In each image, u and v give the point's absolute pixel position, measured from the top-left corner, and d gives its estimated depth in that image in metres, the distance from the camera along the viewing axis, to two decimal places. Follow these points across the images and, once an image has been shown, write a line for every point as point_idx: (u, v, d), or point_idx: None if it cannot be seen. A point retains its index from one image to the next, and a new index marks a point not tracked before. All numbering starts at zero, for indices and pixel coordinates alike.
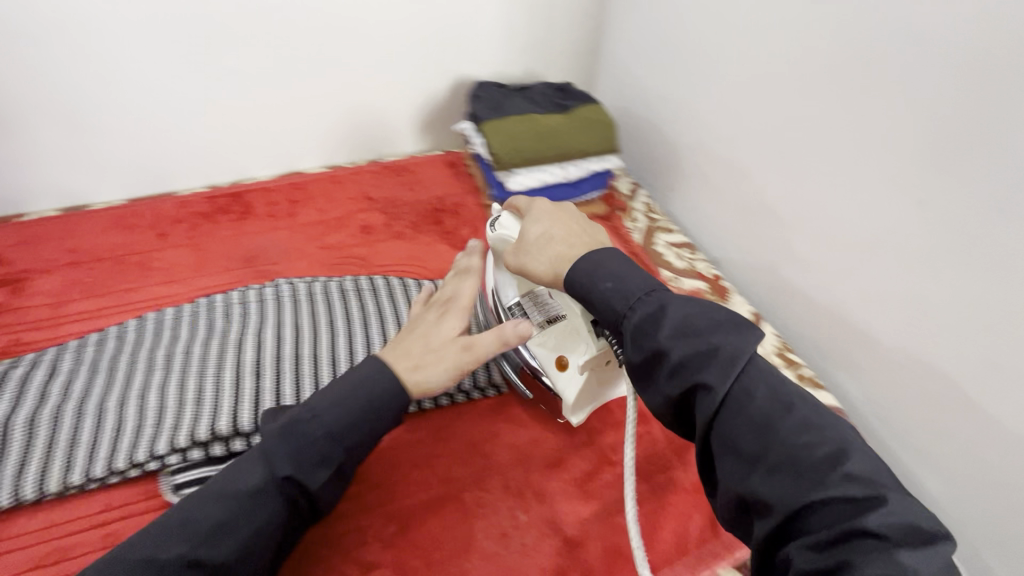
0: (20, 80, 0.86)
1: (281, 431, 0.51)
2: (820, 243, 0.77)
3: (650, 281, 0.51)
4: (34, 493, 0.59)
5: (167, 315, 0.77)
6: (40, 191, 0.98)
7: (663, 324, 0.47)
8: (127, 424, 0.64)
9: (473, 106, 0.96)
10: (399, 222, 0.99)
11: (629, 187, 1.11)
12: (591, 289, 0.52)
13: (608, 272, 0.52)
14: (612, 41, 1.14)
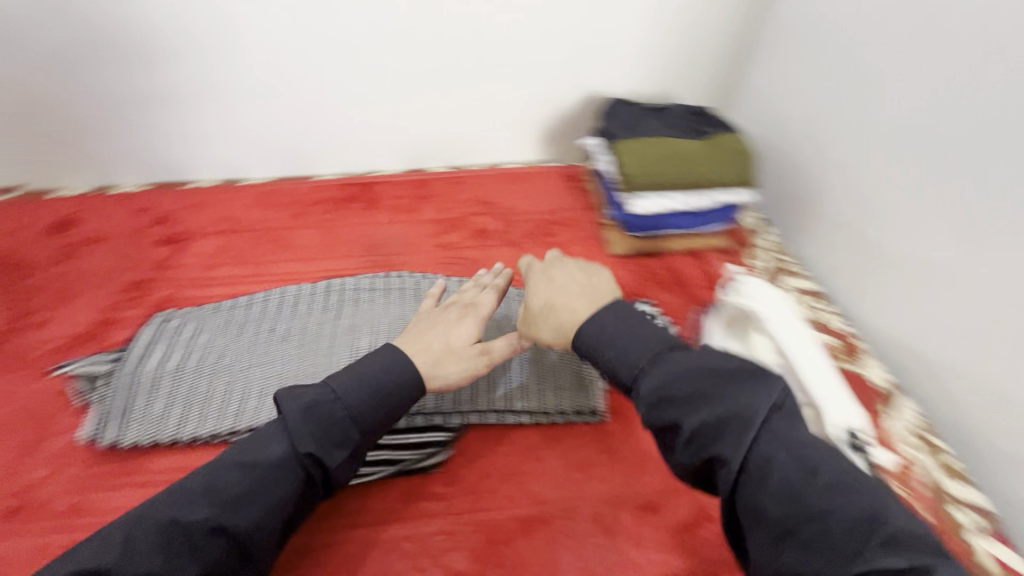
0: (205, 66, 0.96)
1: (309, 412, 0.53)
2: (993, 317, 0.69)
3: (656, 346, 0.52)
4: (172, 436, 0.65)
5: (295, 289, 0.82)
6: (204, 163, 1.10)
7: (692, 406, 0.46)
8: (250, 388, 0.69)
9: (605, 124, 0.96)
10: (513, 231, 1.00)
11: (752, 222, 1.03)
12: (596, 356, 0.54)
13: (612, 341, 0.54)
14: (758, 67, 1.08)
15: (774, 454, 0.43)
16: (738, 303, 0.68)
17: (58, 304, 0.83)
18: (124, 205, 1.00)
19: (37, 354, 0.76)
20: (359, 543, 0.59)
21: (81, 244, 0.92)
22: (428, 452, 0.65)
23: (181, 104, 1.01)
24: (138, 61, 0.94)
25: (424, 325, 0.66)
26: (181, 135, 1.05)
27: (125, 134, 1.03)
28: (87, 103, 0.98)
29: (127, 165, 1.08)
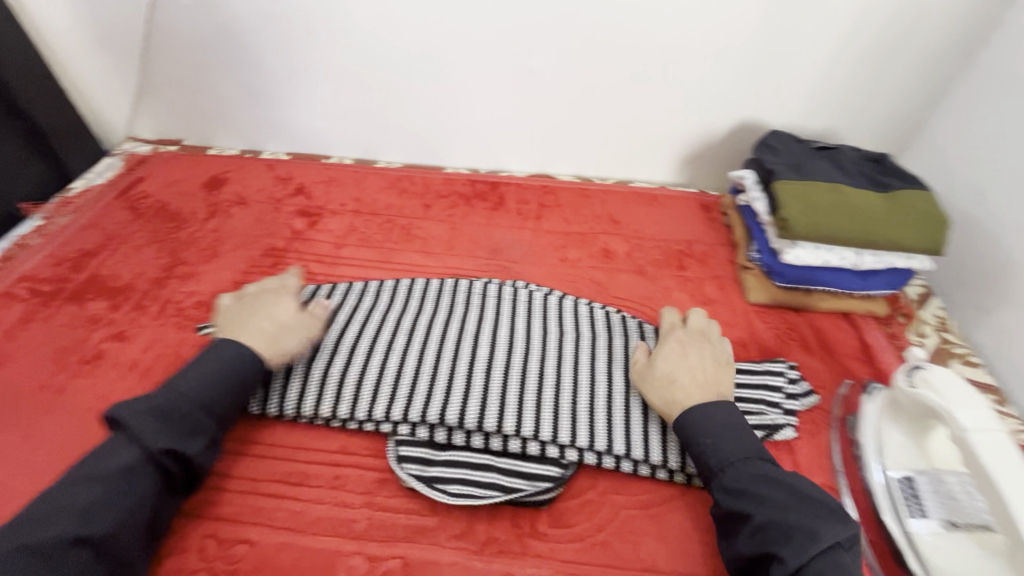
0: (366, 49, 0.98)
1: (733, 493, 0.53)
2: None
3: (748, 448, 0.55)
4: (294, 413, 0.65)
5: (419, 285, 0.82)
6: (344, 140, 1.13)
7: (737, 487, 0.52)
8: (369, 380, 0.67)
9: (767, 157, 0.86)
10: (641, 257, 0.94)
11: (919, 294, 0.91)
12: (692, 440, 0.57)
13: (711, 429, 0.57)
14: (953, 117, 0.94)
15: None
16: (908, 391, 0.60)
17: (203, 259, 0.87)
18: (270, 171, 1.05)
19: (183, 304, 0.80)
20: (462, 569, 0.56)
21: (229, 204, 0.98)
22: (544, 487, 0.61)
23: (336, 82, 1.03)
24: (306, 36, 0.97)
25: (247, 310, 0.65)
26: (328, 111, 1.08)
27: (279, 105, 1.08)
28: (253, 72, 1.03)
29: (276, 133, 1.13)
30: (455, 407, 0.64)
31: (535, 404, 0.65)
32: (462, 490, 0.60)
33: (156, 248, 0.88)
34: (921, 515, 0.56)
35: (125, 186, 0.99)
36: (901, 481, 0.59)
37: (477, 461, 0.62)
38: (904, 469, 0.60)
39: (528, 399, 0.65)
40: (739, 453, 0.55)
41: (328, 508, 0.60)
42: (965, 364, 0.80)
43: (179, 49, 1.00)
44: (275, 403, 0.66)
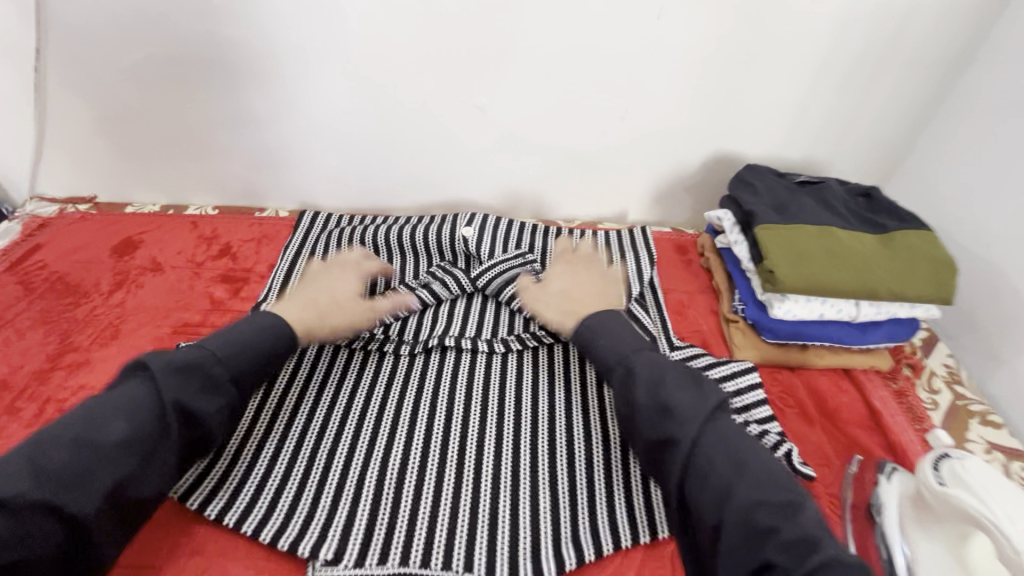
0: (292, 91, 0.88)
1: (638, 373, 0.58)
2: None
3: (630, 348, 0.62)
4: (212, 516, 0.57)
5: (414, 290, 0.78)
6: (280, 190, 1.02)
7: (635, 385, 0.57)
8: (360, 448, 0.63)
9: (745, 197, 0.77)
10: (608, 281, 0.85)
11: (924, 338, 0.81)
12: (593, 346, 0.64)
13: (605, 334, 0.64)
14: (939, 141, 0.87)
15: (711, 456, 0.50)
16: (937, 490, 0.49)
17: (100, 343, 0.74)
18: (192, 230, 0.93)
19: (66, 404, 0.66)
20: None
21: (141, 270, 0.85)
22: None
23: (263, 128, 0.93)
24: (223, 79, 0.87)
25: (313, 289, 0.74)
26: (256, 159, 0.97)
27: (203, 156, 0.97)
28: (171, 123, 0.92)
29: (204, 186, 1.02)
30: (410, 493, 0.59)
31: (499, 491, 0.59)
32: None
33: (45, 330, 0.75)
34: None
35: (19, 255, 0.86)
36: None
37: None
38: None
39: (505, 489, 0.59)
40: (631, 348, 0.62)
41: None
42: (985, 424, 0.70)
43: (82, 96, 0.89)
44: (199, 493, 0.58)
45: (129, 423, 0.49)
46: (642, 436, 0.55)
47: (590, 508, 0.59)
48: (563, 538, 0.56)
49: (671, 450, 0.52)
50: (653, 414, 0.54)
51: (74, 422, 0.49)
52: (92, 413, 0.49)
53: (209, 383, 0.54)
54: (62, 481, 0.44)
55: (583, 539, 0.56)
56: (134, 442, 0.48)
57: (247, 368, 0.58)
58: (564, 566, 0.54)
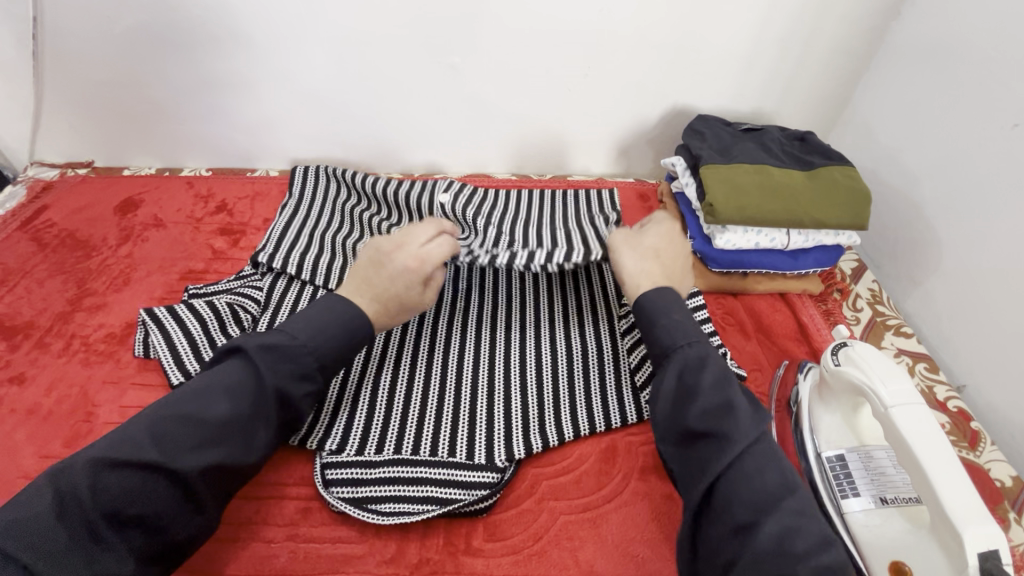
0: (277, 55, 0.93)
1: (701, 360, 0.55)
2: None
3: (695, 333, 0.57)
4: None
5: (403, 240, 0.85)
6: (268, 152, 1.08)
7: (705, 371, 0.53)
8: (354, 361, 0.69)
9: (694, 143, 0.85)
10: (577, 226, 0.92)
11: (853, 267, 0.92)
12: (654, 320, 0.59)
13: (673, 309, 0.59)
14: (873, 91, 0.96)
15: (763, 469, 0.48)
16: (834, 369, 0.59)
17: (114, 289, 0.82)
18: (189, 189, 1.00)
19: (90, 339, 0.75)
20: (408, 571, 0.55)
21: (144, 226, 0.92)
22: (481, 495, 0.59)
23: (251, 92, 0.98)
24: (211, 45, 0.92)
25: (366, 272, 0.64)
26: (245, 122, 1.03)
27: (194, 118, 1.02)
28: (163, 87, 0.98)
29: (196, 149, 1.08)
30: (400, 398, 0.66)
31: (478, 392, 0.67)
32: (396, 507, 0.58)
33: (62, 279, 0.82)
34: (853, 494, 0.56)
35: (29, 215, 0.93)
36: (828, 462, 0.59)
37: (413, 463, 0.61)
38: (837, 448, 0.60)
39: (482, 391, 0.67)
40: (686, 337, 0.57)
41: (248, 545, 0.56)
42: (898, 335, 0.81)
43: (77, 64, 0.94)
44: None
45: (230, 403, 0.52)
46: (687, 431, 0.51)
47: (555, 406, 0.67)
48: (532, 429, 0.64)
49: (718, 445, 0.49)
50: (712, 405, 0.51)
51: (188, 396, 0.52)
52: (199, 390, 0.52)
53: (299, 372, 0.56)
54: (174, 449, 0.48)
55: (549, 430, 0.65)
56: (233, 422, 0.51)
57: (334, 361, 0.59)
58: (533, 450, 0.63)
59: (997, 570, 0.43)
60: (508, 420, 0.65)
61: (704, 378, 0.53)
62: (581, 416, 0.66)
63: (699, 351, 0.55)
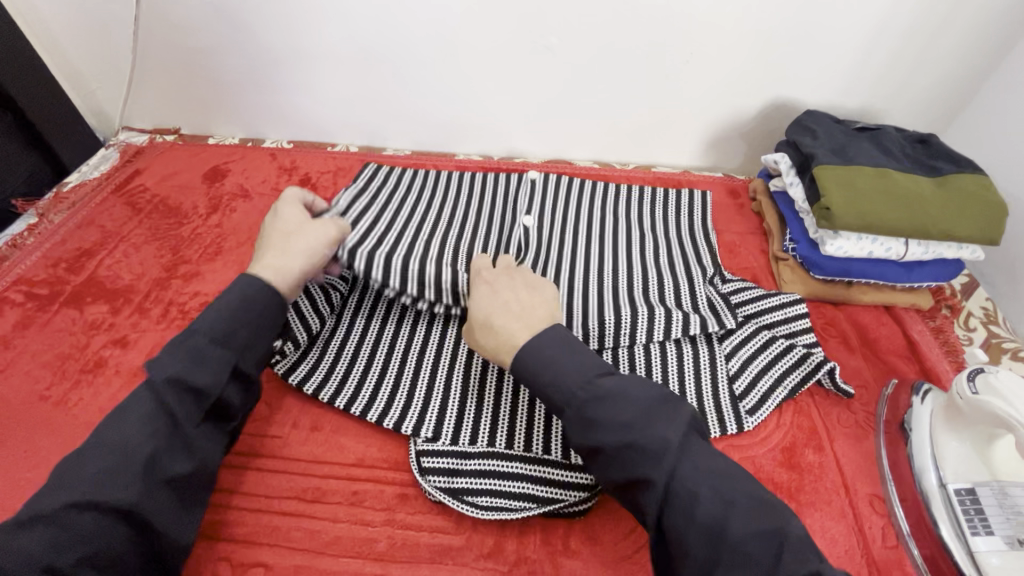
0: (368, 28, 0.91)
1: (591, 395, 0.50)
2: None
3: (585, 369, 0.51)
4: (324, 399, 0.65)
5: (489, 227, 0.82)
6: (349, 127, 1.07)
7: (599, 414, 0.49)
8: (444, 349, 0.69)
9: (805, 140, 0.80)
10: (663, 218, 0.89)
11: (964, 282, 0.85)
12: (532, 379, 0.52)
13: (548, 365, 0.52)
14: (1002, 93, 0.88)
15: (695, 494, 0.44)
16: (971, 398, 0.55)
17: (206, 257, 0.83)
18: (273, 161, 1.00)
19: (186, 307, 0.76)
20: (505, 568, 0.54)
21: (231, 197, 0.93)
22: (580, 497, 0.57)
23: (338, 66, 0.97)
24: (303, 15, 0.91)
25: (267, 238, 0.65)
26: (329, 96, 1.02)
27: (279, 89, 1.02)
28: (252, 56, 0.97)
29: (278, 120, 1.07)
30: (491, 388, 0.65)
31: None
32: (495, 502, 0.57)
33: (157, 245, 0.84)
34: (985, 532, 0.53)
35: (122, 179, 0.95)
36: (955, 494, 0.55)
37: (510, 457, 0.60)
38: (965, 480, 0.56)
39: None
40: (579, 380, 0.51)
41: (347, 526, 0.57)
42: (1016, 360, 0.75)
43: (171, 29, 0.94)
44: (314, 379, 0.67)
45: (141, 427, 0.47)
46: (609, 476, 0.48)
47: None
48: None
49: (644, 485, 0.46)
50: (611, 445, 0.47)
51: (98, 429, 0.48)
52: (105, 422, 0.48)
53: (197, 358, 0.51)
54: (100, 495, 0.44)
55: None
56: (151, 440, 0.47)
57: (228, 333, 0.53)
58: None
59: None
60: None
61: (600, 419, 0.48)
62: None
63: (589, 394, 0.50)
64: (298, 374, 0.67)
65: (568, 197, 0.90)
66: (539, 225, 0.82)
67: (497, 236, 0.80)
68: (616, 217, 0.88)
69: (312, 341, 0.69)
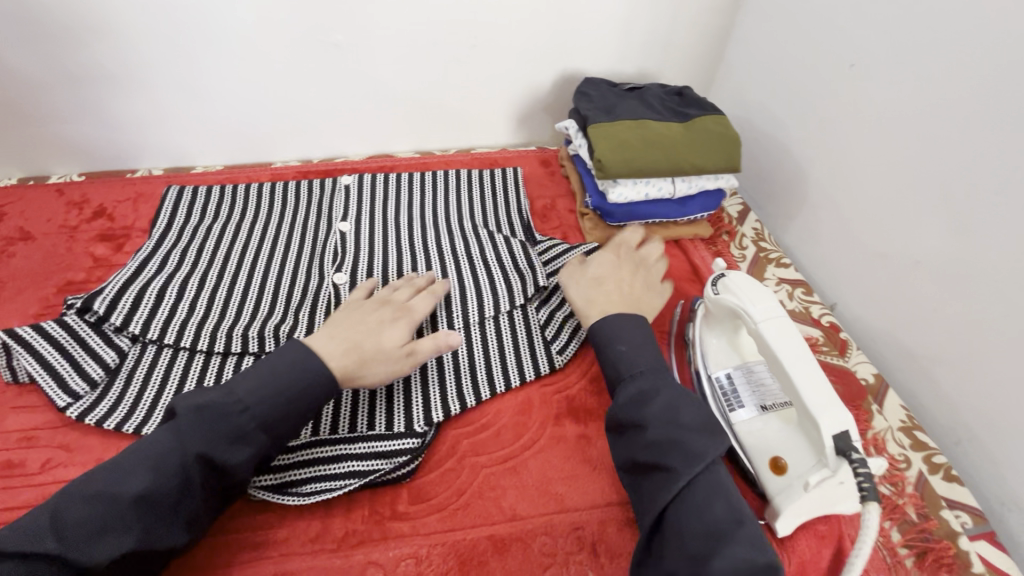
0: (140, 43, 0.87)
1: (649, 394, 0.55)
2: (968, 315, 0.69)
3: (655, 364, 0.58)
4: (132, 431, 0.63)
5: (308, 241, 0.84)
6: (149, 149, 1.01)
7: (649, 404, 0.54)
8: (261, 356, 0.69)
9: (581, 104, 0.89)
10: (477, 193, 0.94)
11: (738, 209, 0.99)
12: (609, 346, 0.60)
13: (625, 337, 0.60)
14: (740, 45, 1.03)
15: (711, 497, 0.48)
16: (715, 298, 0.65)
17: None
18: (59, 196, 0.92)
19: None
20: (332, 545, 0.55)
21: (9, 241, 0.84)
22: (401, 461, 0.59)
23: (118, 87, 0.91)
24: (60, 37, 0.84)
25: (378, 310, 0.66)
26: (116, 120, 0.96)
27: (54, 119, 0.94)
28: (12, 85, 0.89)
29: (62, 152, 0.98)
30: None
31: None
32: (317, 487, 0.58)
33: None
34: (740, 406, 0.62)
35: None
36: (717, 381, 0.65)
37: (330, 442, 0.60)
38: (724, 367, 0.66)
39: None
40: (649, 364, 0.58)
41: None
42: (779, 266, 0.90)
43: None
44: (116, 415, 0.63)
45: (153, 478, 0.48)
46: (633, 458, 0.53)
47: (470, 368, 0.68)
48: (448, 394, 0.66)
49: (665, 477, 0.50)
50: (659, 437, 0.51)
51: (117, 468, 0.48)
52: (138, 447, 0.50)
53: (236, 434, 0.51)
54: (87, 536, 0.44)
55: (466, 391, 0.67)
56: (156, 498, 0.47)
57: (282, 415, 0.54)
58: (451, 412, 0.65)
59: (847, 447, 0.50)
60: (425, 387, 0.66)
61: (649, 412, 0.53)
62: (496, 375, 0.68)
63: (642, 383, 0.56)
64: (97, 414, 0.63)
65: (383, 189, 0.92)
66: (356, 229, 0.85)
67: (311, 247, 0.82)
68: (432, 201, 0.92)
69: (111, 376, 0.66)
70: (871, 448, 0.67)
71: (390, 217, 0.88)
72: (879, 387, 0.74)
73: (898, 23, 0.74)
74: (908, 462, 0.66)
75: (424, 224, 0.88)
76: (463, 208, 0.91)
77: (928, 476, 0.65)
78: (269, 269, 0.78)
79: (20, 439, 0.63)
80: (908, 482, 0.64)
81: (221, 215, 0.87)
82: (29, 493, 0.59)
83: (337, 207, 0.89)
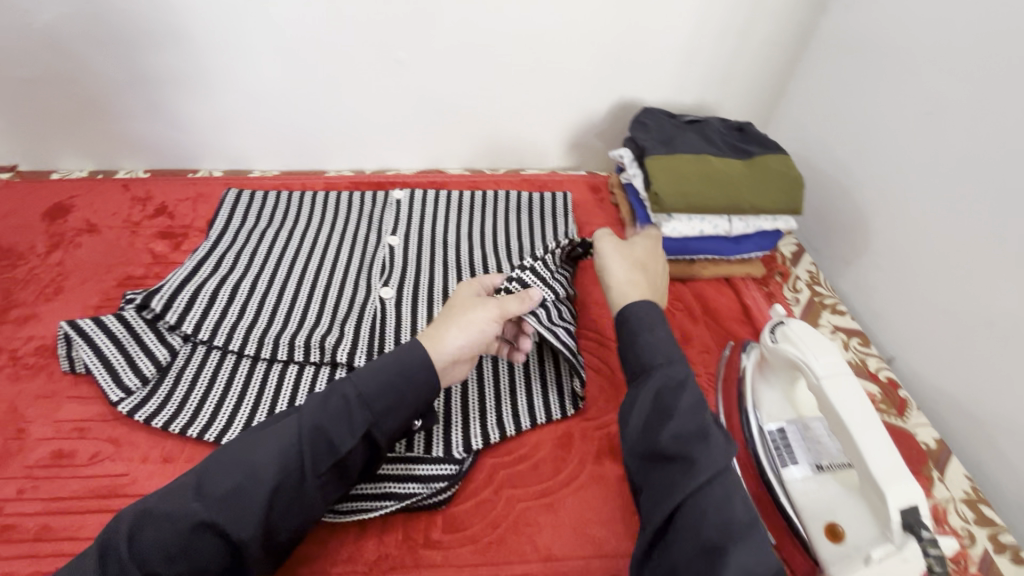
0: (215, 52, 0.90)
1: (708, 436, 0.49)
2: None
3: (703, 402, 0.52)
4: (178, 431, 0.64)
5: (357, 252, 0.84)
6: (212, 151, 1.04)
7: (710, 449, 0.48)
8: (305, 367, 0.69)
9: (638, 134, 0.88)
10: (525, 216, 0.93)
11: (793, 250, 0.96)
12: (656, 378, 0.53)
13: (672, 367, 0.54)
14: (804, 82, 1.01)
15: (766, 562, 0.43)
16: (773, 346, 0.63)
17: (45, 298, 0.78)
18: (125, 191, 0.95)
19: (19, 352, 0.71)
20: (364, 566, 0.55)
21: (76, 232, 0.87)
22: (438, 488, 0.59)
23: (190, 91, 0.95)
24: (143, 41, 0.88)
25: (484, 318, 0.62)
26: (184, 122, 0.99)
27: (127, 118, 0.98)
28: (93, 84, 0.93)
29: (131, 149, 1.03)
30: None
31: None
32: (353, 506, 0.57)
33: None
34: (793, 462, 0.59)
35: None
36: (770, 434, 0.62)
37: None
38: (778, 420, 0.63)
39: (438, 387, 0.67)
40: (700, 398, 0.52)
41: None
42: (834, 313, 0.86)
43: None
44: (163, 414, 0.64)
45: (239, 479, 0.47)
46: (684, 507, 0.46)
47: (510, 396, 0.67)
48: (487, 422, 0.65)
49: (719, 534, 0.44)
50: (715, 489, 0.46)
51: (219, 465, 0.48)
52: (232, 448, 0.50)
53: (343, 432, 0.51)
54: (177, 532, 0.45)
55: (506, 419, 0.65)
56: (242, 493, 0.47)
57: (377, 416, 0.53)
58: (490, 440, 0.64)
59: (917, 524, 0.47)
60: (465, 413, 0.65)
61: (708, 456, 0.48)
62: (536, 405, 0.67)
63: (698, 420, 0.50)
64: (146, 412, 0.64)
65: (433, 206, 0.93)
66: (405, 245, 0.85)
67: (359, 259, 0.83)
68: (480, 220, 0.92)
69: (162, 375, 0.67)
70: (934, 521, 0.63)
71: (440, 235, 0.88)
72: (940, 453, 0.70)
73: (980, 72, 0.71)
74: (971, 538, 0.62)
75: (472, 243, 0.88)
76: (510, 230, 0.91)
77: (994, 556, 0.61)
78: (317, 278, 0.79)
79: (72, 428, 0.65)
80: (972, 561, 0.60)
81: (275, 220, 0.89)
82: (76, 484, 0.61)
83: (387, 220, 0.90)
